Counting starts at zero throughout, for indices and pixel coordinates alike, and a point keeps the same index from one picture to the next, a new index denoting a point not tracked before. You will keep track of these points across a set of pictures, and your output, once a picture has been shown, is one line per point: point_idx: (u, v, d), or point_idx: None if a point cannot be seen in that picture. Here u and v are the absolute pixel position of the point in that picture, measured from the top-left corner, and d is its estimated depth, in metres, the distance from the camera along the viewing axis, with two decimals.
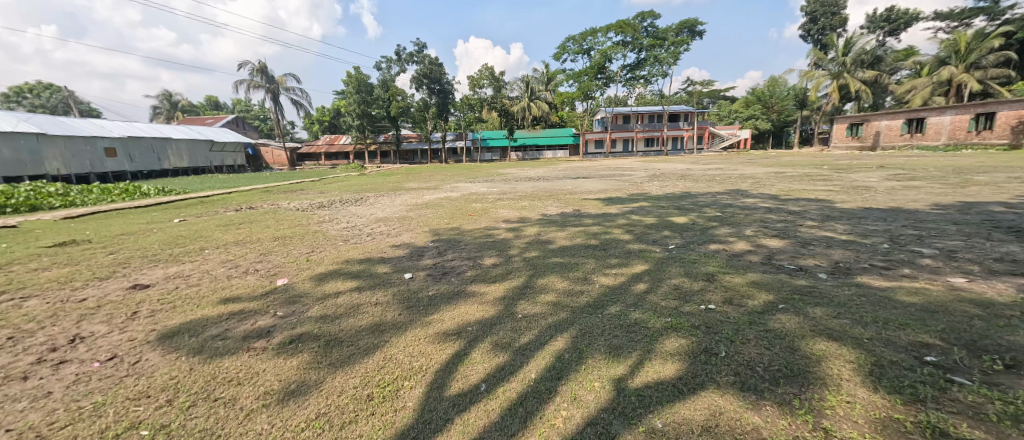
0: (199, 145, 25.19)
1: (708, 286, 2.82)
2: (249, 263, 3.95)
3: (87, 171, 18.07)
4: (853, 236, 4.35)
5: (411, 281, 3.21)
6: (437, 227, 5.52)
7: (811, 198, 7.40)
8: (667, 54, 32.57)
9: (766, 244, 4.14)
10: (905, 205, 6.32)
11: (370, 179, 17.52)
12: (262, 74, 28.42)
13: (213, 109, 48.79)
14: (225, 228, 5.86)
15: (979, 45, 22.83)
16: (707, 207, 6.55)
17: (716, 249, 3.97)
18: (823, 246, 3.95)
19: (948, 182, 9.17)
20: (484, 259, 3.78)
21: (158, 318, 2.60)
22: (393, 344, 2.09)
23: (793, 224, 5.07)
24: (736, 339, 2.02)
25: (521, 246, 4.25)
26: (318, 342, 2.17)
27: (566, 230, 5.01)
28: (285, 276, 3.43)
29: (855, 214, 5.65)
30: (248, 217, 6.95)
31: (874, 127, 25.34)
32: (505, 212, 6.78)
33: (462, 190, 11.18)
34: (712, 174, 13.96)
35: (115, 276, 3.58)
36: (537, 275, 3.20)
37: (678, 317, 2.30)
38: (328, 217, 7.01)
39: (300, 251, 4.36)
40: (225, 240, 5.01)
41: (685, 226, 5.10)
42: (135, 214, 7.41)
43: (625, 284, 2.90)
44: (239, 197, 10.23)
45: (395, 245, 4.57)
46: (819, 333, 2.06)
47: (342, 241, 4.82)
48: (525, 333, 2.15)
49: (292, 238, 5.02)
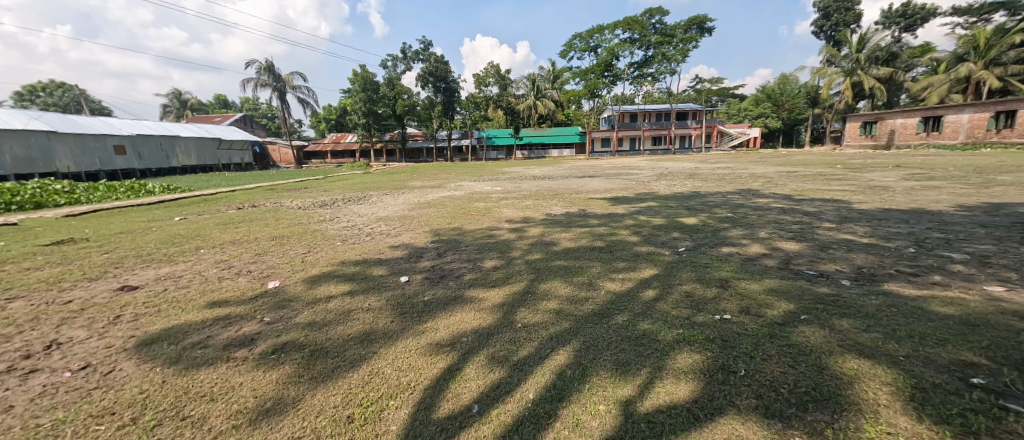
0: (206, 142, 25.32)
1: (721, 294, 2.65)
2: (243, 264, 3.82)
3: (98, 169, 18.25)
4: (875, 239, 4.12)
5: (408, 285, 3.06)
6: (438, 227, 5.39)
7: (827, 198, 7.15)
8: (676, 50, 32.05)
9: (781, 247, 3.94)
10: (928, 206, 6.04)
11: (375, 178, 17.43)
12: (269, 73, 28.50)
13: (222, 108, 49.20)
14: (225, 226, 5.76)
15: (999, 41, 22.21)
16: (718, 208, 6.34)
17: (728, 252, 3.77)
18: (842, 250, 3.75)
19: (970, 182, 8.82)
20: (484, 262, 3.62)
21: (141, 323, 2.47)
22: (382, 356, 1.93)
23: (809, 226, 4.85)
24: (756, 355, 1.85)
25: (524, 247, 4.08)
26: (302, 352, 2.02)
27: (571, 231, 4.85)
28: (277, 278, 3.30)
29: (874, 216, 5.41)
30: (248, 216, 6.87)
31: (888, 125, 24.81)
32: (508, 212, 6.61)
33: (465, 189, 11.04)
34: (721, 173, 13.69)
35: (105, 277, 3.47)
36: (539, 279, 3.03)
37: (691, 329, 2.12)
38: (329, 215, 6.89)
39: (297, 251, 4.23)
40: (222, 239, 4.90)
41: (696, 227, 4.90)
42: (136, 212, 7.34)
43: (633, 290, 2.73)
44: (242, 196, 10.18)
45: (394, 245, 4.43)
46: (848, 350, 1.87)
47: (340, 242, 4.68)
48: (524, 344, 1.99)
49: (289, 238, 4.90)
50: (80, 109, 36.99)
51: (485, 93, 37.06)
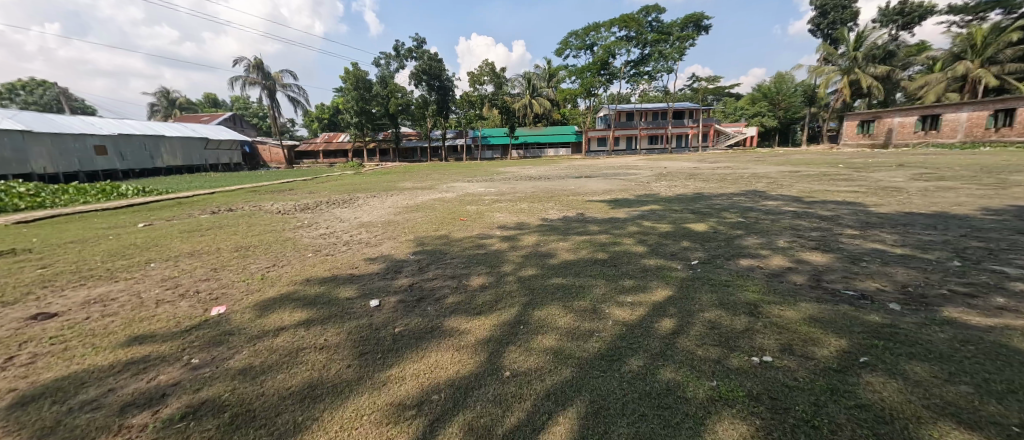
0: (193, 142, 24.64)
1: (754, 323, 2.20)
2: (191, 282, 3.28)
3: (77, 170, 17.64)
4: (909, 249, 3.68)
5: (378, 311, 2.57)
6: (424, 235, 4.90)
7: (838, 200, 6.75)
8: (673, 49, 31.69)
9: (807, 259, 3.48)
10: (951, 210, 5.62)
11: (365, 178, 16.86)
12: (258, 71, 27.81)
13: (212, 106, 48.26)
14: (190, 235, 5.24)
15: (995, 40, 22.05)
16: (726, 211, 5.91)
17: (748, 266, 3.32)
18: (876, 263, 3.31)
19: (985, 183, 8.42)
20: (470, 280, 3.13)
21: (33, 368, 1.96)
22: (324, 429, 1.45)
23: (830, 233, 4.40)
24: (820, 424, 1.39)
25: (517, 260, 3.60)
26: (219, 419, 1.53)
27: (569, 239, 4.38)
28: (224, 303, 2.78)
29: (898, 221, 4.97)
30: (219, 221, 6.33)
31: (885, 123, 24.46)
32: (501, 216, 6.12)
33: (457, 190, 10.58)
34: (722, 173, 13.27)
35: (24, 301, 2.95)
36: (533, 304, 2.55)
37: (728, 381, 1.65)
38: (308, 221, 6.38)
39: (258, 266, 3.72)
40: (181, 250, 4.38)
41: (707, 235, 4.44)
42: (99, 218, 6.80)
43: (648, 318, 2.27)
44: (221, 198, 9.66)
45: (370, 258, 3.94)
46: (938, 414, 1.43)
47: (311, 253, 4.20)
48: (516, 405, 1.53)
49: (255, 248, 4.40)
50: (62, 109, 36.08)
51: (480, 91, 36.50)
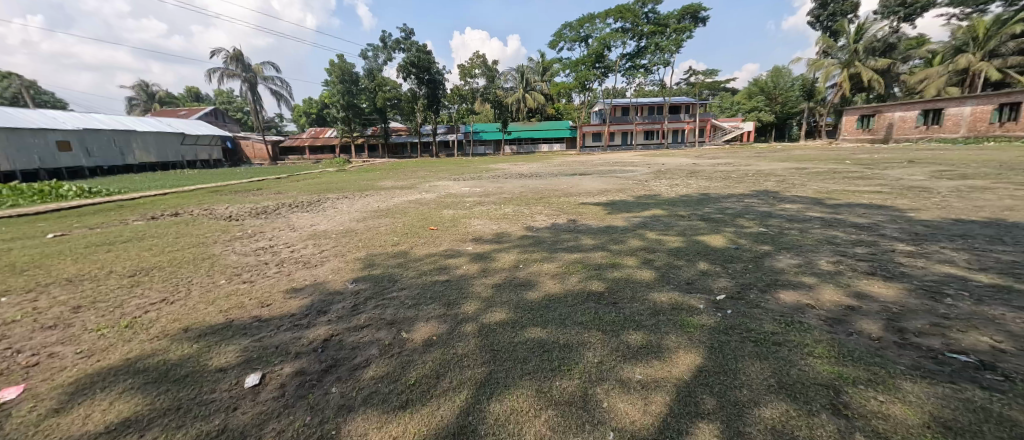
0: (167, 138, 23.38)
1: (850, 436, 1.34)
2: (21, 334, 2.33)
3: (37, 167, 16.39)
4: (996, 276, 2.81)
5: (250, 398, 1.64)
6: (377, 252, 3.96)
7: (865, 203, 5.92)
8: (669, 41, 30.76)
9: (869, 293, 2.60)
10: (1003, 215, 4.81)
11: (345, 176, 15.76)
12: (236, 63, 26.45)
13: (195, 102, 46.72)
14: (90, 251, 4.23)
15: (998, 31, 21.31)
16: (742, 218, 5.06)
17: (794, 305, 2.43)
18: (967, 301, 2.43)
19: (1017, 181, 7.61)
20: (412, 330, 2.21)
21: None
22: None
23: (880, 250, 3.53)
24: None
25: (486, 295, 2.68)
26: None
27: (554, 259, 3.47)
28: (17, 386, 1.79)
29: (951, 231, 4.13)
30: (143, 232, 5.33)
31: (886, 118, 23.26)
32: (479, 224, 5.22)
33: (438, 190, 9.67)
34: (727, 171, 12.39)
35: None
36: (493, 388, 1.64)
37: None
38: (252, 229, 5.42)
39: (140, 302, 2.78)
40: (58, 275, 3.40)
41: (729, 253, 3.54)
42: (9, 226, 5.81)
43: (674, 425, 1.39)
44: (173, 200, 8.64)
45: (295, 288, 3.01)
46: None
47: (225, 280, 3.25)
48: None
49: (159, 272, 3.47)
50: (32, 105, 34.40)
51: (471, 84, 35.40)
